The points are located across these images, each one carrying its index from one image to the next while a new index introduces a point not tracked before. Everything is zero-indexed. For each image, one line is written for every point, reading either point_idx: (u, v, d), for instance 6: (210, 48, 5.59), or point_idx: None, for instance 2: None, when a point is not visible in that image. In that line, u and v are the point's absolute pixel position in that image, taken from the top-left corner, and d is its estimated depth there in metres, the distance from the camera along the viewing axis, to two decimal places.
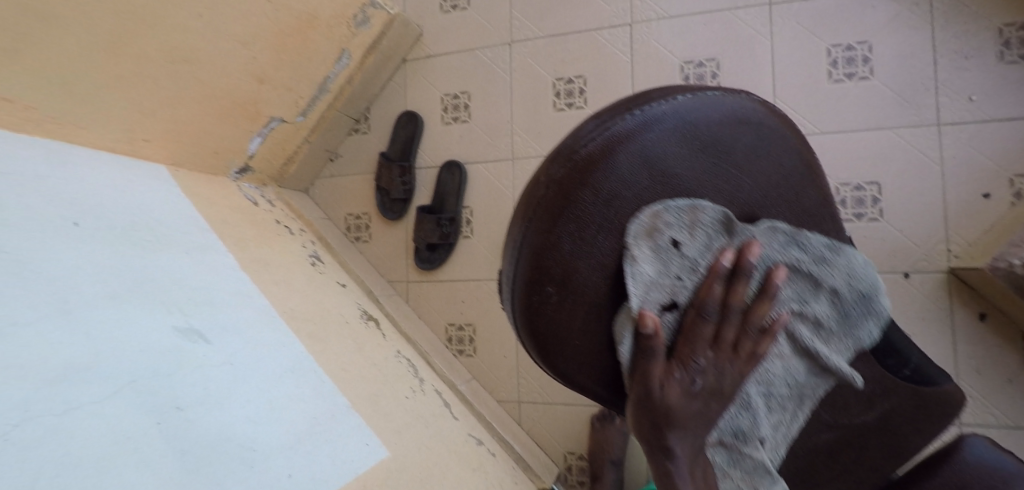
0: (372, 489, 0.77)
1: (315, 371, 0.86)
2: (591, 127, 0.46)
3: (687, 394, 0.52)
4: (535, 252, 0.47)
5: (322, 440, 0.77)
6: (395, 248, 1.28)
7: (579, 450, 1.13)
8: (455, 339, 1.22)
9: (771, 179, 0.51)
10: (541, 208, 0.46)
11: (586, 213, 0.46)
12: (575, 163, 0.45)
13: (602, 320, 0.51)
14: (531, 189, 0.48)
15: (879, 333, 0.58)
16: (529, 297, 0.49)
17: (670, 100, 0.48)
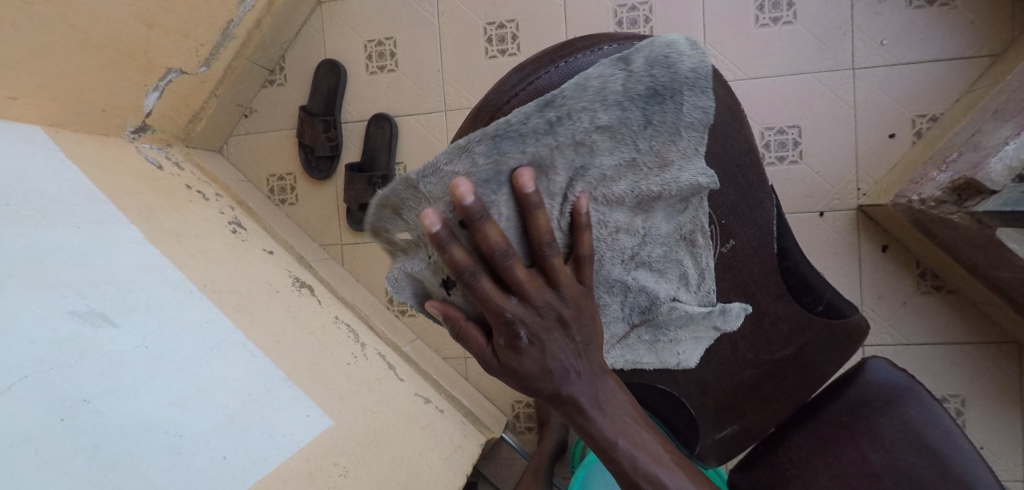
0: (317, 460, 0.75)
1: (245, 346, 0.81)
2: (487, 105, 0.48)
3: (523, 353, 0.45)
4: None
5: (257, 417, 0.74)
6: (325, 210, 1.21)
7: (526, 398, 1.15)
8: (396, 300, 1.20)
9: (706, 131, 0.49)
10: None
11: None
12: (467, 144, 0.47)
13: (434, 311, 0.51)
14: None
15: (701, 102, 0.45)
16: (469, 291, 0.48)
17: (597, 51, 0.47)
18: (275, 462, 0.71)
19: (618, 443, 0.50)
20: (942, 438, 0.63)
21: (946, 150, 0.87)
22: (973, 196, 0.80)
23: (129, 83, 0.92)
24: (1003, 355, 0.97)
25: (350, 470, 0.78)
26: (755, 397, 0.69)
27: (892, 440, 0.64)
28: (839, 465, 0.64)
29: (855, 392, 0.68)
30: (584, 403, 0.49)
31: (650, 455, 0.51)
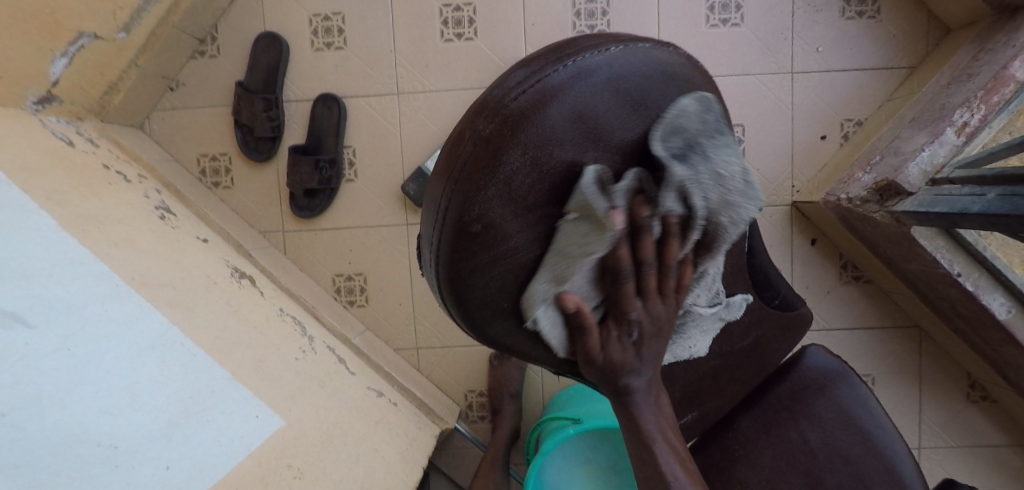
0: (269, 465, 0.71)
1: (183, 344, 0.73)
2: (481, 115, 0.38)
3: (630, 347, 0.47)
4: (458, 226, 0.39)
5: (201, 422, 0.67)
6: (265, 195, 1.13)
7: (479, 387, 1.15)
8: (344, 290, 1.15)
9: None
10: (466, 175, 0.38)
11: (505, 189, 0.38)
12: (466, 171, 0.37)
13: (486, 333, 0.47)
14: (451, 149, 0.39)
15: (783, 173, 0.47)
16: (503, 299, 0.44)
17: (603, 49, 0.38)
18: (225, 470, 0.66)
19: (662, 448, 0.50)
20: (865, 416, 0.72)
21: (870, 153, 0.96)
22: (892, 197, 0.88)
23: (34, 47, 0.79)
24: (907, 337, 1.10)
25: (305, 471, 0.74)
26: (712, 386, 0.73)
27: (825, 421, 0.72)
28: (781, 446, 0.72)
29: (795, 378, 0.74)
30: (638, 403, 0.50)
31: (682, 467, 0.50)
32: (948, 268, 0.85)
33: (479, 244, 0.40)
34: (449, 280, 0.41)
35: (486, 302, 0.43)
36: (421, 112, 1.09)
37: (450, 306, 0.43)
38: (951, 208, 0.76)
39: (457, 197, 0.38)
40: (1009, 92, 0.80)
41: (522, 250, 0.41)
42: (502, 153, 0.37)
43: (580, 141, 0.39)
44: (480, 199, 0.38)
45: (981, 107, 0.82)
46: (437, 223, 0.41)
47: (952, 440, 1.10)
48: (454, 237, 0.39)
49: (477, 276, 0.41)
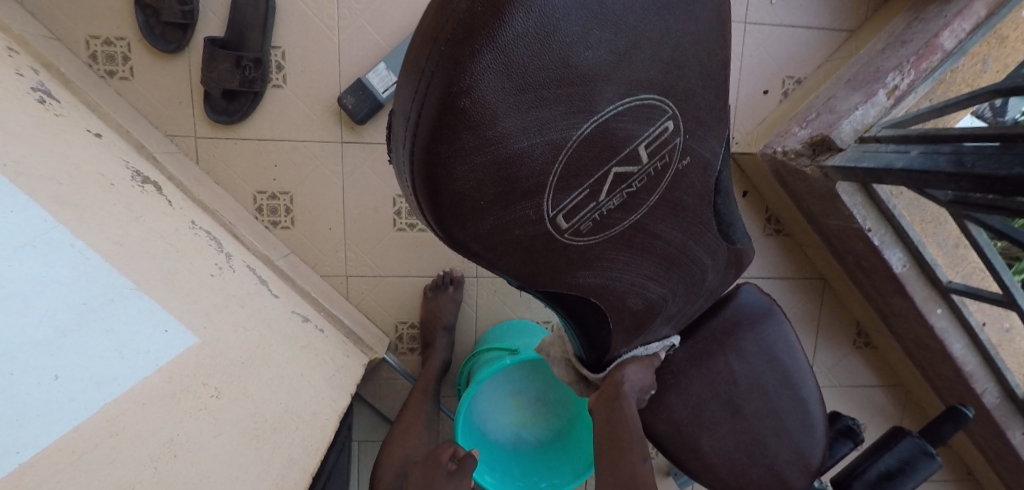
0: (179, 382, 0.63)
1: (73, 244, 0.63)
2: None
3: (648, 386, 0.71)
4: (447, 91, 0.33)
5: (98, 331, 0.58)
6: (173, 93, 0.99)
7: (410, 319, 1.12)
8: (266, 210, 1.05)
9: (695, 32, 0.42)
10: (462, 31, 0.32)
11: (503, 56, 0.33)
12: (458, 29, 0.32)
13: (455, 234, 0.40)
14: (441, 4, 0.33)
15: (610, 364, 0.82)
16: (481, 189, 0.38)
17: None
18: (129, 385, 0.58)
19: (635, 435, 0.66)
20: (784, 351, 0.78)
21: (807, 110, 1.01)
22: (824, 152, 0.93)
23: None
24: (814, 288, 1.20)
25: (222, 390, 0.67)
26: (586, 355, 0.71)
27: (750, 354, 0.76)
28: (707, 376, 0.76)
29: (729, 312, 0.77)
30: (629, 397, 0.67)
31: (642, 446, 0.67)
32: (861, 222, 0.92)
33: (465, 123, 0.34)
34: (425, 166, 0.35)
35: (464, 196, 0.37)
36: (363, 17, 0.99)
37: (424, 202, 0.38)
38: (879, 162, 0.81)
39: (445, 63, 0.32)
40: (936, 60, 0.86)
41: (510, 138, 0.36)
42: (502, 12, 0.32)
43: (583, 16, 0.35)
44: (473, 66, 0.33)
45: (911, 72, 0.87)
46: (414, 96, 0.34)
47: (837, 380, 1.23)
48: (438, 111, 0.33)
49: (460, 162, 0.36)
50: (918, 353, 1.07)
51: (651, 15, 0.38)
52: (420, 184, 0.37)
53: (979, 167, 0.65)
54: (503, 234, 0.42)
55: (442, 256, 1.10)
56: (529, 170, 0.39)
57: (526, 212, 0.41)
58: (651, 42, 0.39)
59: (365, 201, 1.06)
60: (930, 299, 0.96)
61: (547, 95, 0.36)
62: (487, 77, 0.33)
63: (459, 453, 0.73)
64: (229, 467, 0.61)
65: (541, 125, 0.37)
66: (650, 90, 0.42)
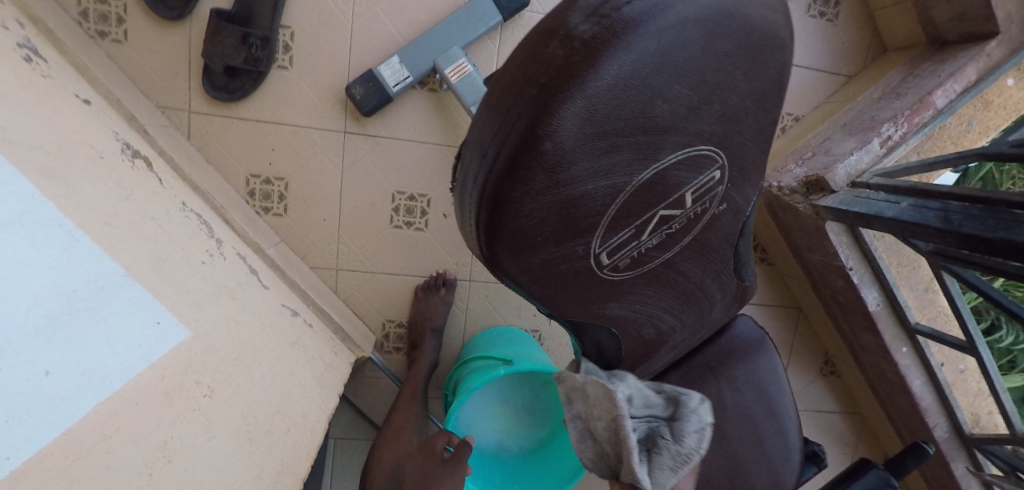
0: (173, 378, 0.59)
1: (61, 224, 0.59)
2: (578, 13, 0.30)
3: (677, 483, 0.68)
4: (529, 135, 0.30)
5: (88, 322, 0.54)
6: (169, 62, 0.94)
7: (399, 318, 1.10)
8: (258, 194, 1.01)
9: (760, 85, 0.39)
10: (556, 76, 0.29)
11: (591, 106, 0.30)
12: (552, 74, 0.29)
13: (505, 266, 0.38)
14: (536, 41, 0.31)
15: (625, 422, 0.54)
16: (540, 229, 0.36)
17: None
18: (121, 382, 0.53)
19: None
20: (771, 383, 0.81)
21: (803, 148, 1.05)
22: (817, 192, 0.98)
23: None
24: (789, 317, 1.25)
25: (216, 390, 0.63)
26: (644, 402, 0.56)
27: (739, 381, 0.80)
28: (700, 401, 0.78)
29: (725, 341, 0.80)
30: None
31: None
32: (844, 261, 0.97)
33: (541, 167, 0.32)
34: (491, 202, 0.33)
35: (522, 234, 0.35)
36: (379, 6, 0.96)
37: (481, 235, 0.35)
38: (867, 209, 0.86)
39: (532, 105, 0.30)
40: (927, 116, 0.92)
41: (578, 182, 0.34)
42: (598, 60, 0.29)
43: (674, 70, 0.32)
44: (560, 112, 0.30)
45: (904, 124, 0.92)
46: (490, 132, 0.32)
47: (801, 405, 1.30)
48: (515, 152, 0.31)
49: (527, 204, 0.33)
50: (879, 386, 1.14)
51: (727, 70, 0.35)
52: (481, 217, 0.34)
53: (965, 227, 0.68)
54: (550, 268, 0.40)
55: (436, 257, 1.08)
56: (588, 213, 0.37)
57: (577, 251, 0.39)
58: (720, 97, 0.36)
59: (363, 194, 1.03)
60: (897, 338, 1.02)
61: (622, 144, 0.34)
62: (572, 124, 0.31)
63: (453, 442, 0.76)
64: (223, 470, 0.58)
65: (610, 171, 0.35)
66: (707, 141, 0.39)
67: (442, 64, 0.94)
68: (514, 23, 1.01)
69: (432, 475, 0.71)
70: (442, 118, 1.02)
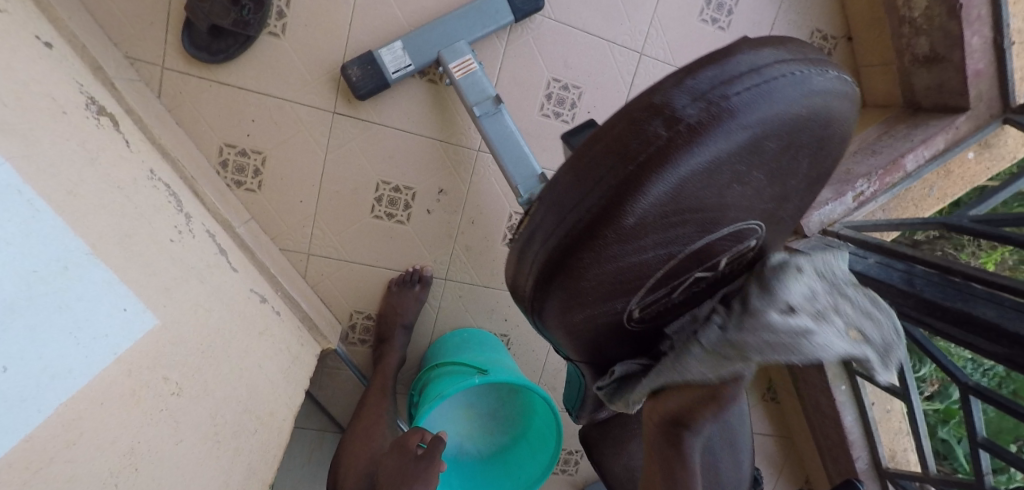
0: (141, 374, 0.54)
1: (21, 192, 0.52)
2: (685, 93, 0.26)
3: None
4: (610, 212, 0.27)
5: (49, 309, 0.48)
6: (148, 11, 0.86)
7: (369, 310, 1.07)
8: (231, 166, 0.94)
9: (817, 169, 0.38)
10: (651, 159, 0.26)
11: (680, 191, 0.28)
12: (648, 156, 0.26)
13: (546, 318, 0.36)
14: (638, 115, 0.27)
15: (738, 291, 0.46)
16: (592, 293, 0.33)
17: (829, 69, 0.29)
18: (85, 380, 0.48)
19: None
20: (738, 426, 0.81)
21: None
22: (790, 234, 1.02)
23: None
24: None
25: (184, 387, 0.59)
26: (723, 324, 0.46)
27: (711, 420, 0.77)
28: None
29: None
30: None
31: None
32: None
33: (613, 243, 0.29)
34: (551, 267, 0.31)
35: (575, 298, 0.33)
36: None
37: (532, 294, 0.33)
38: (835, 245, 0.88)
39: (620, 184, 0.27)
40: (897, 177, 0.97)
41: (642, 254, 0.32)
42: (701, 148, 0.26)
43: (765, 154, 0.29)
44: (648, 195, 0.27)
45: (876, 183, 0.97)
46: (567, 200, 0.29)
47: None
48: (591, 227, 0.28)
49: (590, 273, 0.31)
50: (813, 417, 1.23)
51: (801, 158, 0.33)
52: (536, 276, 0.32)
53: (927, 292, 0.72)
54: (587, 322, 0.38)
55: (413, 253, 1.05)
56: (639, 278, 0.35)
57: (618, 308, 0.38)
58: (782, 182, 0.35)
59: (346, 179, 0.98)
60: (837, 377, 1.10)
61: (693, 220, 0.31)
62: (655, 207, 0.28)
63: (427, 439, 0.73)
64: (189, 478, 0.54)
65: (673, 242, 0.32)
66: (758, 217, 0.38)
67: (447, 57, 0.91)
68: (523, 25, 0.98)
69: (405, 471, 0.68)
70: (438, 112, 0.99)
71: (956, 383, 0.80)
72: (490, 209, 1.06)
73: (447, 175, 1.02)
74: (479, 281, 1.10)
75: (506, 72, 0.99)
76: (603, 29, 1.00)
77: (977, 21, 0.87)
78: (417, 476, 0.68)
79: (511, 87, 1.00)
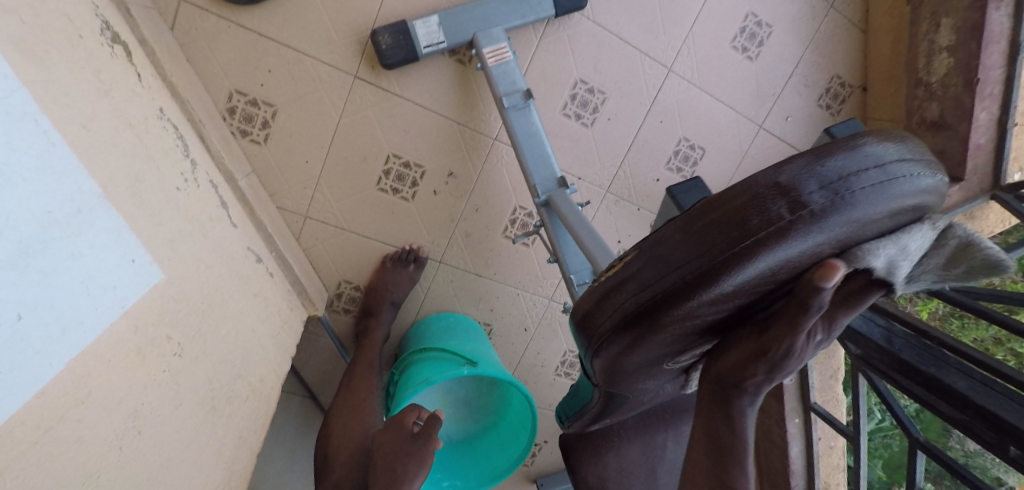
0: (146, 330, 0.52)
1: (38, 122, 0.48)
2: (811, 179, 0.28)
3: None
4: (716, 276, 0.29)
5: (64, 256, 0.46)
6: None
7: (358, 281, 1.05)
8: (239, 114, 0.89)
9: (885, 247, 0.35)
10: (768, 236, 0.28)
11: (781, 269, 0.30)
12: (766, 232, 0.28)
13: (605, 358, 0.38)
14: (763, 191, 0.29)
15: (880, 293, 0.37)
16: (662, 342, 0.35)
17: (934, 178, 0.31)
18: (96, 335, 0.46)
19: None
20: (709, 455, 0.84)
21: None
22: None
23: None
24: None
25: (184, 349, 0.57)
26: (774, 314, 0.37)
27: (684, 438, 0.81)
28: (645, 444, 0.80)
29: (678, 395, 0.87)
30: None
31: None
32: None
33: (705, 303, 0.31)
34: (638, 315, 0.32)
35: (646, 344, 0.35)
36: None
37: (604, 337, 0.35)
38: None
39: (733, 253, 0.29)
40: None
41: (719, 316, 0.34)
42: (815, 233, 0.28)
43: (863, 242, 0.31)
44: (755, 267, 0.29)
45: None
46: (675, 256, 0.31)
47: None
48: (692, 286, 0.30)
49: (671, 326, 0.33)
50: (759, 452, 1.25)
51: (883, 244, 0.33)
52: (616, 318, 0.34)
53: (904, 352, 0.76)
54: (638, 362, 0.40)
55: (413, 231, 1.04)
56: (703, 333, 0.37)
57: (668, 354, 0.40)
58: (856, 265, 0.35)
59: (356, 146, 0.95)
60: (794, 410, 1.14)
61: (773, 293, 0.33)
62: (752, 278, 0.30)
63: (423, 416, 0.74)
64: (186, 443, 0.53)
65: (747, 308, 0.35)
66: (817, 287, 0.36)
67: (482, 40, 0.89)
68: (561, 21, 0.96)
69: (400, 449, 0.69)
70: (462, 94, 0.97)
71: (907, 437, 0.84)
72: (496, 200, 1.05)
73: (460, 159, 1.01)
74: (472, 269, 1.09)
75: (535, 65, 0.98)
76: (638, 39, 1.00)
77: (987, 97, 0.90)
78: (412, 453, 0.69)
79: (538, 81, 0.99)
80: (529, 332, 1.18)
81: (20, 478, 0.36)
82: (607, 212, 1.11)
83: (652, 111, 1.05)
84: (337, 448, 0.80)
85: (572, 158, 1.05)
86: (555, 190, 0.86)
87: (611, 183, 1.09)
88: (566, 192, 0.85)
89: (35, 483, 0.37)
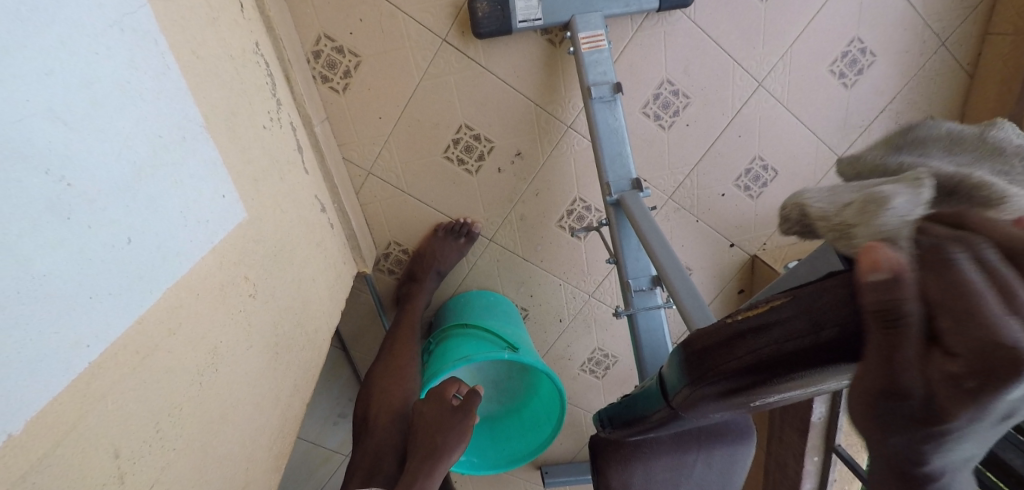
0: (230, 267, 0.53)
1: (156, 43, 0.48)
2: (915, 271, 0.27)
3: None
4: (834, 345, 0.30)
5: (166, 183, 0.46)
6: None
7: (407, 244, 1.05)
8: (322, 60, 0.88)
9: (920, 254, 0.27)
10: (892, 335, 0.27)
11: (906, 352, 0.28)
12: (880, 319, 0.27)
13: (707, 393, 0.38)
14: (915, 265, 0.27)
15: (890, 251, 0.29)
16: (776, 388, 0.36)
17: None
18: (188, 265, 0.46)
19: None
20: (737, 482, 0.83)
21: None
22: None
23: None
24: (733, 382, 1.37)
25: (258, 290, 0.57)
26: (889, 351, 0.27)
27: (714, 462, 0.79)
28: (675, 460, 0.78)
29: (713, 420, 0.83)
30: None
31: None
32: None
33: (845, 364, 0.31)
34: (768, 362, 0.33)
35: (761, 388, 0.35)
36: None
37: (722, 375, 0.35)
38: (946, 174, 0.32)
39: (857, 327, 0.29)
40: None
41: (842, 372, 0.34)
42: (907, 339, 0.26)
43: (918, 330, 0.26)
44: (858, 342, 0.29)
45: None
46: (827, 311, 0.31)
47: None
48: (840, 348, 0.30)
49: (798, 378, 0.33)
50: (769, 478, 1.26)
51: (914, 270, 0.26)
52: (740, 361, 0.34)
53: None
54: (734, 401, 0.40)
55: (470, 204, 1.03)
56: (813, 382, 0.37)
57: (763, 397, 0.40)
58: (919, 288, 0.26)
59: (431, 111, 0.94)
60: (813, 448, 1.13)
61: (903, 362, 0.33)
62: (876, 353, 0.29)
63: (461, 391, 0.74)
64: (253, 384, 0.53)
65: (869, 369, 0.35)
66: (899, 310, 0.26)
67: (579, 24, 0.86)
68: (661, 16, 0.92)
69: (442, 420, 0.70)
70: (546, 74, 0.94)
71: None
72: (558, 188, 1.04)
73: (530, 141, 0.99)
74: (521, 252, 1.08)
75: (625, 58, 0.95)
76: (734, 47, 0.96)
77: None
78: (454, 426, 0.69)
79: (625, 74, 0.96)
80: (563, 323, 1.17)
81: (116, 402, 0.36)
82: (665, 218, 1.09)
83: (731, 125, 1.02)
84: (376, 406, 0.84)
85: (641, 159, 1.03)
86: (628, 191, 0.85)
87: (675, 190, 1.07)
88: (638, 194, 0.83)
89: (131, 407, 0.37)
